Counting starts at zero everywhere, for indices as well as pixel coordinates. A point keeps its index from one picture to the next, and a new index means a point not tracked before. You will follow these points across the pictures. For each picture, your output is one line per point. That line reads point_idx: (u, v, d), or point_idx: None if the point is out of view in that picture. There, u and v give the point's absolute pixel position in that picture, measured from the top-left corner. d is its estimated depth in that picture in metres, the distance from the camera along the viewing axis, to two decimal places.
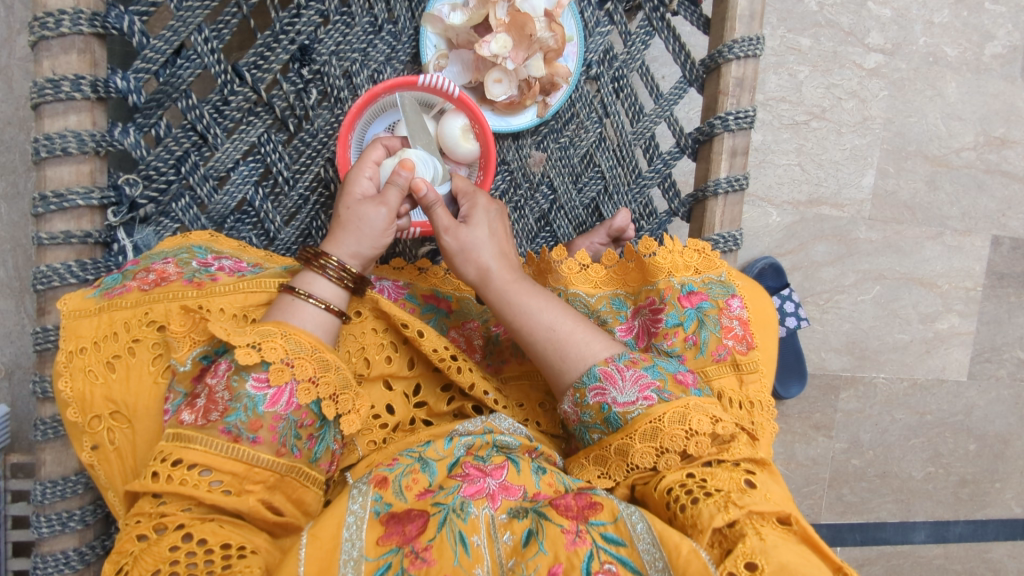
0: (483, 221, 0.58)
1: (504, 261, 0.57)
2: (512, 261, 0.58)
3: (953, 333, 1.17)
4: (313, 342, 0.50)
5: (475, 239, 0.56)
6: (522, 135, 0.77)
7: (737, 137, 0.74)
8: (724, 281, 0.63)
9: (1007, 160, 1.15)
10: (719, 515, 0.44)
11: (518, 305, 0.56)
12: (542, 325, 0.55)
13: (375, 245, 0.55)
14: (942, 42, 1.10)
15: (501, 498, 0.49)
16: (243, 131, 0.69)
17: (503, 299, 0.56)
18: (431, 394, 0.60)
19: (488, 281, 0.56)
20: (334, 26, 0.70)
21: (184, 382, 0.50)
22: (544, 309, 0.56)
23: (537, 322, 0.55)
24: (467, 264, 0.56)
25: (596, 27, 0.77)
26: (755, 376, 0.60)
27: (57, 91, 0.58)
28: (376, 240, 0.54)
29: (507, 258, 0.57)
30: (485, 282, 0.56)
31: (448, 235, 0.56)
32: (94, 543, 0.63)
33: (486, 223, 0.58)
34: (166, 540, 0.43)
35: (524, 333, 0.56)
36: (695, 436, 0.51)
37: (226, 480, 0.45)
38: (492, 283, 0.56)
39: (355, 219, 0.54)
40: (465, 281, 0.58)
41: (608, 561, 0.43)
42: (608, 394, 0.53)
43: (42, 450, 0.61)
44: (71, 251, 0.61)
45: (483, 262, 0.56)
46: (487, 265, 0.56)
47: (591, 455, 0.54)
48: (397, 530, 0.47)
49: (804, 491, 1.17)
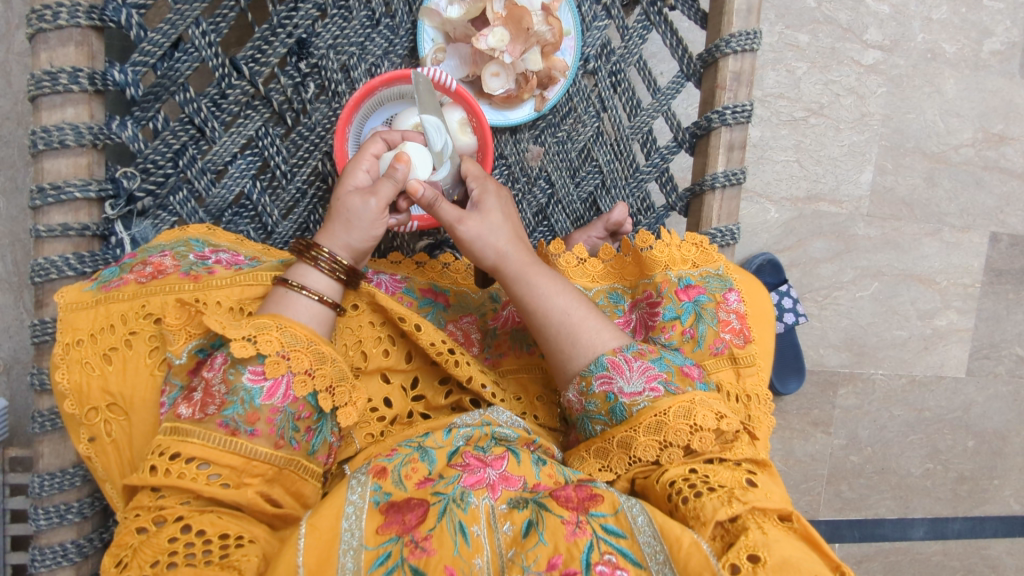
0: (497, 206, 0.58)
1: (520, 245, 0.57)
2: (525, 245, 0.58)
3: (952, 330, 1.17)
4: (309, 334, 0.50)
5: (492, 223, 0.56)
6: (520, 129, 0.78)
7: (735, 131, 0.74)
8: (722, 275, 0.63)
9: (1005, 156, 1.15)
10: (723, 509, 0.44)
11: (535, 288, 0.56)
12: (556, 309, 0.56)
13: (365, 237, 0.54)
14: (940, 38, 1.10)
15: (501, 488, 0.49)
16: (241, 125, 0.69)
17: (519, 281, 0.56)
18: (429, 388, 0.60)
19: (505, 264, 0.56)
20: (331, 19, 0.71)
21: (180, 375, 0.51)
22: (559, 293, 0.56)
23: (552, 306, 0.56)
24: (485, 248, 0.56)
25: (594, 21, 0.78)
26: (753, 370, 0.60)
27: (55, 83, 0.58)
28: (367, 232, 0.54)
29: (522, 242, 0.58)
30: (503, 265, 0.56)
31: (465, 220, 0.55)
32: (92, 535, 0.63)
33: (500, 209, 0.58)
34: (165, 532, 0.43)
35: (539, 316, 0.56)
36: (700, 432, 0.51)
37: (224, 473, 0.45)
38: (509, 268, 0.56)
39: (344, 211, 0.54)
40: (479, 265, 0.57)
41: (608, 552, 0.43)
42: (615, 383, 0.53)
43: (40, 443, 0.61)
44: (68, 244, 0.61)
45: (500, 244, 0.56)
46: (504, 248, 0.56)
47: (592, 447, 0.54)
48: (397, 519, 0.46)
49: (802, 488, 1.17)
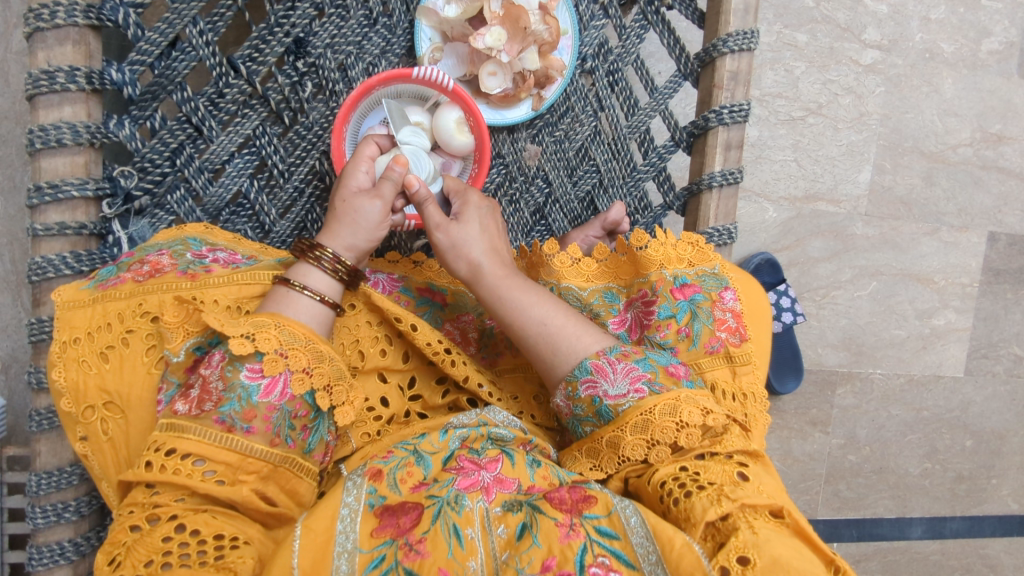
0: (475, 218, 0.58)
1: (496, 256, 0.57)
2: (503, 257, 0.58)
3: (950, 329, 1.17)
4: (308, 333, 0.50)
5: (468, 235, 0.57)
6: (517, 128, 0.78)
7: (732, 130, 0.74)
8: (718, 273, 0.63)
9: (1003, 156, 1.15)
10: (712, 509, 0.44)
11: (510, 301, 0.56)
12: (533, 320, 0.55)
13: (371, 238, 0.55)
14: (939, 38, 1.10)
15: (496, 491, 0.50)
16: (239, 124, 0.69)
17: (494, 293, 0.56)
18: (426, 388, 0.60)
19: (480, 276, 0.56)
20: (329, 19, 0.71)
21: (177, 373, 0.51)
22: (535, 304, 0.56)
23: (529, 317, 0.55)
24: (460, 259, 0.57)
25: (591, 20, 0.78)
26: (749, 368, 0.60)
27: (52, 82, 0.58)
28: (372, 233, 0.55)
29: (499, 254, 0.57)
30: (477, 277, 0.56)
31: (440, 232, 0.56)
32: (89, 534, 0.63)
33: (477, 220, 0.58)
34: (159, 531, 0.43)
35: (516, 329, 0.56)
36: (686, 429, 0.51)
37: (220, 470, 0.45)
38: (484, 280, 0.56)
39: (351, 212, 0.54)
40: (457, 276, 0.58)
41: (601, 554, 0.43)
42: (600, 387, 0.53)
43: (37, 442, 0.61)
44: (66, 242, 0.61)
45: (474, 258, 0.56)
46: (478, 261, 0.56)
47: (584, 448, 0.55)
48: (392, 522, 0.46)
49: (800, 487, 1.17)
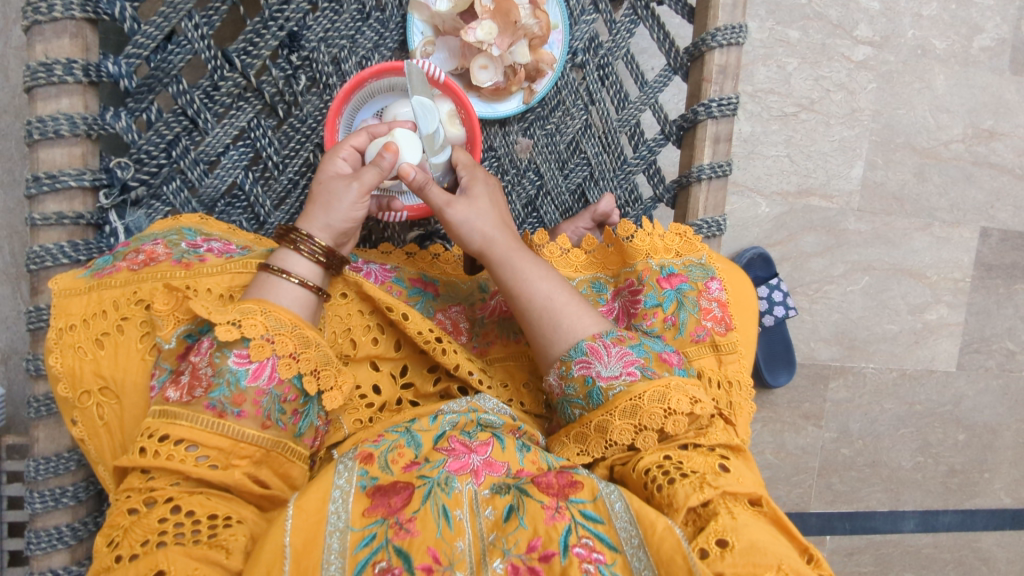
0: (485, 193, 0.59)
1: (506, 230, 0.58)
2: (512, 231, 0.59)
3: (942, 324, 1.18)
4: (294, 319, 0.51)
5: (477, 209, 0.57)
6: (509, 121, 0.78)
7: (721, 123, 0.75)
8: (704, 264, 0.64)
9: (995, 152, 1.16)
10: (694, 495, 0.46)
11: (519, 273, 0.57)
12: (540, 293, 0.56)
13: (345, 218, 0.55)
14: (930, 34, 1.11)
15: (485, 474, 0.50)
16: (233, 117, 0.70)
17: (504, 265, 0.57)
18: (418, 375, 0.61)
19: (491, 247, 0.57)
20: (323, 13, 0.72)
21: (170, 359, 0.52)
22: (542, 278, 0.57)
23: (536, 291, 0.56)
24: (471, 232, 0.57)
25: (581, 15, 0.78)
26: (734, 356, 0.61)
27: (50, 74, 0.60)
28: (348, 213, 0.55)
29: (508, 228, 0.59)
30: (489, 248, 0.57)
31: (451, 209, 0.56)
32: (87, 519, 0.64)
33: (487, 196, 0.59)
34: (154, 513, 0.44)
35: (521, 300, 0.57)
36: (673, 415, 0.52)
37: (212, 455, 0.46)
38: (494, 251, 0.57)
39: (325, 194, 0.56)
40: (466, 249, 0.58)
41: (585, 536, 0.44)
42: (593, 367, 0.54)
43: (35, 428, 0.62)
44: (63, 232, 0.62)
45: (486, 230, 0.57)
46: (490, 233, 0.57)
47: (572, 433, 0.56)
48: (383, 502, 0.47)
49: (793, 480, 1.18)
